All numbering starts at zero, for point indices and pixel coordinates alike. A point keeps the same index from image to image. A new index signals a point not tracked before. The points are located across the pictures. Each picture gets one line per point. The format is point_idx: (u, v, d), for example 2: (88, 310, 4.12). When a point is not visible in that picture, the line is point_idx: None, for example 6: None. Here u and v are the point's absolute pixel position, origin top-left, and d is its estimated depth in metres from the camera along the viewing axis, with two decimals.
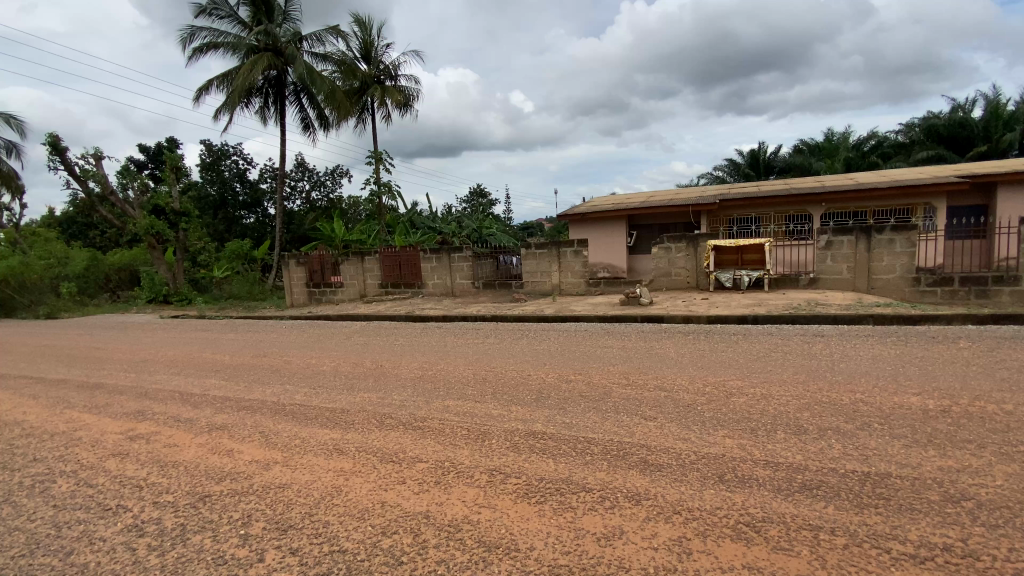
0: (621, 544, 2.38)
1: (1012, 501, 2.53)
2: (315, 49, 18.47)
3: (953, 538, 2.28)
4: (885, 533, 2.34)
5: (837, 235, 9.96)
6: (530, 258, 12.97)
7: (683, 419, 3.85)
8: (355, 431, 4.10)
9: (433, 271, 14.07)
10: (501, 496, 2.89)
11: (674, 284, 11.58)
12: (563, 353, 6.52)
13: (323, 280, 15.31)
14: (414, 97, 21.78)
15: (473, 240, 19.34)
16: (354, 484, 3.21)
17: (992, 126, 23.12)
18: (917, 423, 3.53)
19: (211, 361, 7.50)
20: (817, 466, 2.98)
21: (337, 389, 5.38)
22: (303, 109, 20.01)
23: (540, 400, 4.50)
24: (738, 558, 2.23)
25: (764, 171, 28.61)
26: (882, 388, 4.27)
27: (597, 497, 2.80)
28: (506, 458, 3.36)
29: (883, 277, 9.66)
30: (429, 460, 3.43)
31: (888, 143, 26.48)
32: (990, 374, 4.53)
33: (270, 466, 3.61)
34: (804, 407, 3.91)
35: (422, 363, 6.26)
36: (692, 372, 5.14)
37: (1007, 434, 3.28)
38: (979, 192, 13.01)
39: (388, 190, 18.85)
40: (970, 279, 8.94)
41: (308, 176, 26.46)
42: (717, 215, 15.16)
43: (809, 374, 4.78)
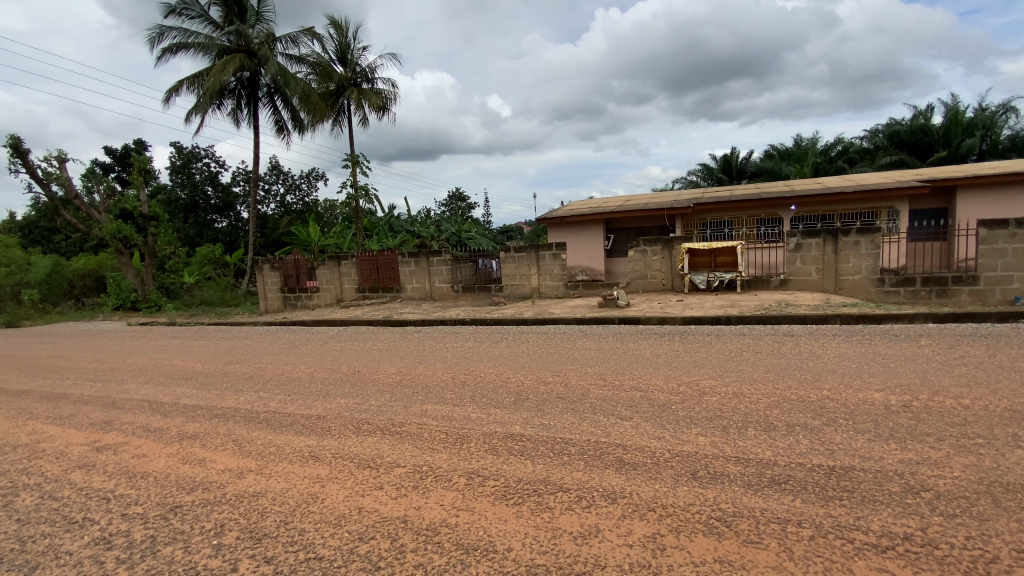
0: (596, 542, 2.42)
1: (968, 491, 2.66)
2: (290, 50, 18.23)
3: (913, 528, 2.38)
4: (848, 524, 2.44)
5: (806, 237, 10.28)
6: (509, 262, 13.03)
7: (657, 419, 3.92)
8: (332, 437, 4.06)
9: (412, 276, 14.00)
10: (480, 498, 2.90)
11: (650, 286, 11.78)
12: (541, 355, 6.57)
13: (299, 285, 15.07)
14: (391, 100, 21.64)
15: (452, 243, 19.28)
16: (330, 491, 3.18)
17: (951, 132, 24.16)
18: (880, 418, 3.67)
19: (183, 369, 7.32)
20: (786, 461, 3.08)
21: (313, 395, 5.30)
22: (277, 111, 19.71)
23: (519, 402, 4.54)
24: (710, 552, 2.29)
25: (737, 176, 29.24)
26: (848, 386, 4.42)
27: (573, 496, 2.84)
28: (484, 461, 3.37)
29: (850, 278, 9.99)
30: (407, 465, 3.41)
31: (853, 149, 27.45)
32: (947, 370, 4.73)
33: (244, 475, 3.55)
34: (774, 404, 4.03)
35: (400, 368, 6.22)
36: (667, 372, 5.24)
37: (965, 427, 3.44)
38: (938, 195, 13.58)
39: (365, 193, 18.69)
40: (931, 279, 9.31)
41: (283, 179, 26.08)
42: (691, 218, 15.50)
43: (779, 373, 4.91)
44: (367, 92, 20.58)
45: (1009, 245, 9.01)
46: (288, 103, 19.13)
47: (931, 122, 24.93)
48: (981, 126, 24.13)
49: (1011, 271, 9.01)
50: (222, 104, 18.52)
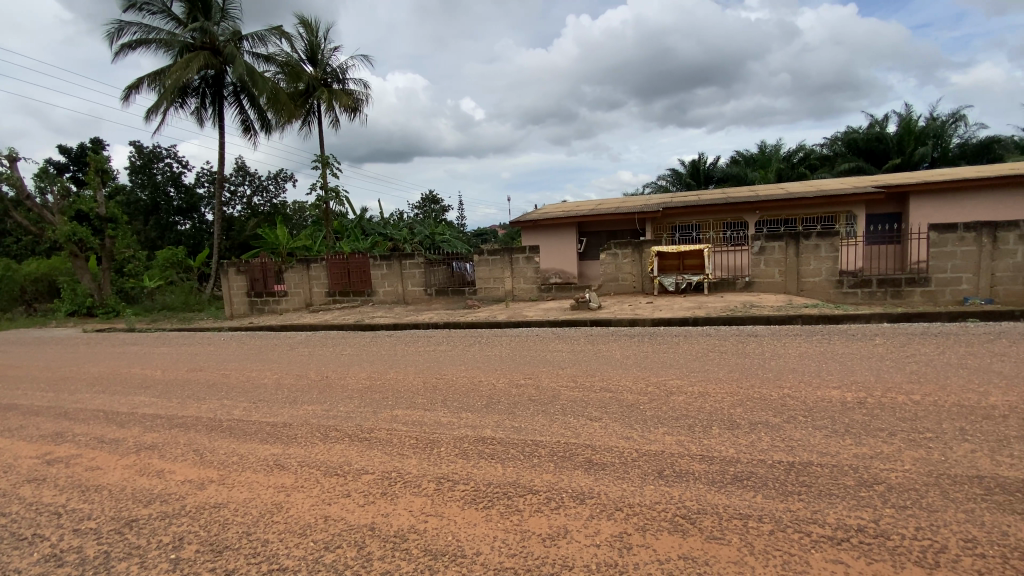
0: (565, 543, 2.43)
1: (917, 483, 2.79)
2: (257, 49, 17.80)
3: (866, 520, 2.48)
4: (806, 517, 2.52)
5: (769, 241, 10.61)
6: (483, 265, 13.00)
7: (626, 418, 3.99)
8: (298, 445, 3.96)
9: (384, 279, 13.84)
10: (449, 503, 2.88)
11: (621, 288, 11.94)
12: (513, 358, 6.58)
13: (266, 289, 14.71)
14: (363, 101, 21.37)
15: (425, 246, 19.12)
16: (295, 500, 3.10)
17: (904, 140, 25.38)
18: (837, 414, 3.81)
19: (141, 377, 7.03)
20: (748, 458, 3.17)
21: (279, 403, 5.16)
22: (244, 111, 19.23)
23: (490, 405, 4.53)
24: (675, 549, 2.33)
25: (704, 181, 29.95)
26: (808, 384, 4.58)
27: (543, 498, 2.85)
28: (454, 465, 3.35)
29: (811, 280, 10.35)
30: (375, 471, 3.36)
31: (814, 155, 28.49)
32: (900, 367, 4.96)
33: (205, 485, 3.43)
34: (737, 403, 4.15)
35: (370, 373, 6.13)
36: (636, 373, 5.33)
37: (914, 422, 3.61)
38: (892, 201, 14.23)
39: (336, 195, 18.38)
40: (886, 280, 9.73)
41: (249, 180, 25.44)
42: (661, 222, 15.81)
43: (743, 373, 5.04)
44: (337, 92, 20.27)
45: (958, 247, 9.48)
46: (255, 103, 18.68)
47: (886, 130, 26.12)
48: (932, 134, 25.40)
49: (960, 272, 9.47)
50: (185, 103, 17.95)
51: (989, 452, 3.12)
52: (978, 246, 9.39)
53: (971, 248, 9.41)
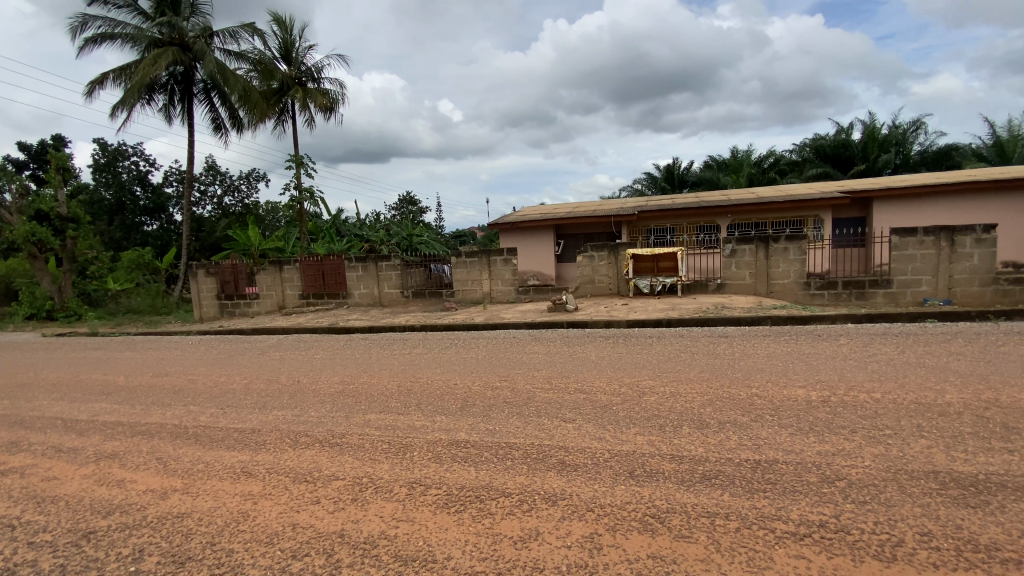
0: (536, 545, 2.44)
1: (877, 479, 2.89)
2: (228, 45, 17.38)
3: (828, 516, 2.55)
4: (771, 514, 2.58)
5: (741, 244, 10.87)
6: (461, 267, 12.94)
7: (599, 419, 4.03)
8: (267, 451, 3.87)
9: (359, 281, 13.64)
10: (421, 508, 2.85)
11: (598, 290, 12.04)
12: (489, 361, 6.56)
13: (236, 291, 14.36)
14: (338, 101, 21.07)
15: (402, 248, 18.92)
16: (262, 508, 3.03)
17: (869, 147, 26.33)
18: (802, 413, 3.91)
19: (103, 383, 6.76)
20: (716, 457, 3.23)
21: (248, 409, 5.03)
22: (214, 109, 18.77)
23: (465, 408, 4.51)
24: (644, 549, 2.36)
25: (678, 185, 30.46)
26: (775, 383, 4.71)
27: (515, 501, 2.85)
28: (426, 469, 3.32)
29: (780, 282, 10.63)
30: (346, 477, 3.31)
31: (784, 160, 29.30)
32: (863, 367, 5.13)
33: (167, 495, 3.32)
34: (707, 403, 4.22)
35: (343, 377, 6.03)
36: (611, 374, 5.40)
37: (875, 419, 3.74)
38: (857, 205, 14.73)
39: (310, 196, 18.07)
40: (851, 283, 10.06)
41: (220, 180, 24.82)
42: (636, 225, 16.03)
43: (714, 373, 5.14)
44: (312, 91, 19.95)
45: (918, 251, 9.86)
46: (227, 101, 18.24)
47: (852, 137, 27.05)
48: (894, 141, 26.40)
49: (920, 275, 9.85)
50: (153, 99, 17.42)
51: (944, 448, 3.25)
52: (936, 249, 9.78)
53: (930, 252, 9.80)
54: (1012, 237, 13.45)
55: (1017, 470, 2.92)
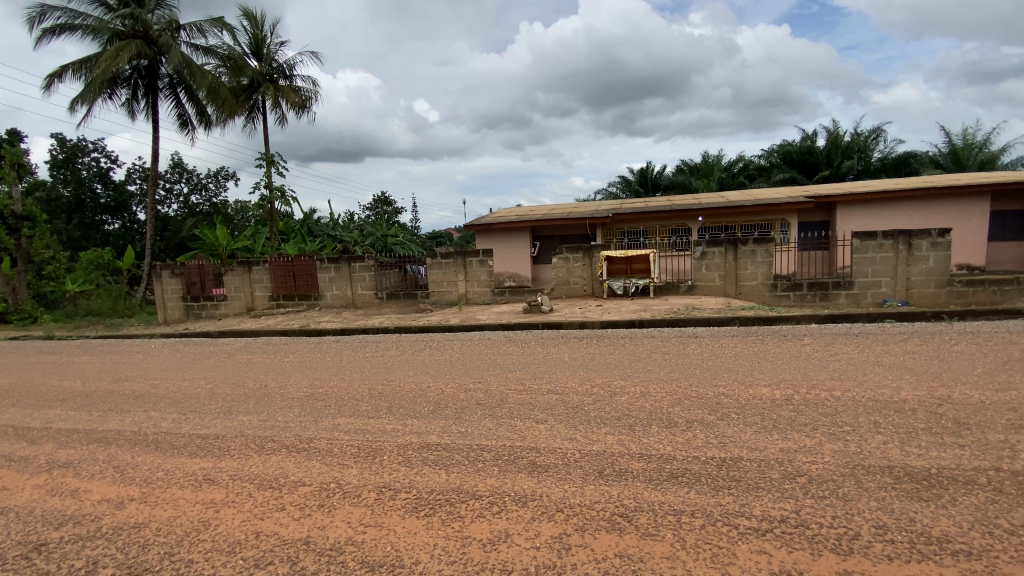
0: (505, 547, 2.43)
1: (835, 474, 2.99)
2: (195, 39, 16.87)
3: (789, 511, 2.63)
4: (735, 511, 2.64)
5: (711, 246, 11.11)
6: (436, 268, 12.85)
7: (571, 420, 4.05)
8: (230, 458, 3.77)
9: (332, 282, 13.39)
10: (390, 513, 2.81)
11: (573, 292, 12.13)
12: (463, 362, 6.53)
13: (203, 293, 13.97)
14: (311, 98, 20.70)
15: (377, 249, 18.68)
16: (225, 516, 2.94)
17: (832, 154, 27.27)
18: (767, 411, 4.02)
19: (58, 389, 6.46)
20: (683, 455, 3.29)
21: (212, 414, 4.88)
22: (181, 104, 18.21)
23: (437, 411, 4.47)
24: (612, 548, 2.38)
25: (652, 188, 30.96)
26: (741, 381, 4.83)
27: (485, 503, 2.84)
28: (396, 474, 3.28)
29: (748, 283, 10.90)
30: (313, 483, 3.24)
31: (753, 165, 30.11)
32: (825, 366, 5.30)
33: (124, 504, 3.19)
34: (676, 402, 4.29)
35: (312, 381, 5.90)
36: (583, 374, 5.45)
37: (835, 417, 3.86)
38: (821, 209, 15.23)
39: (281, 195, 17.67)
40: (815, 284, 10.41)
41: (186, 177, 24.08)
42: (610, 227, 16.22)
43: (683, 373, 5.24)
44: (284, 88, 19.54)
45: (877, 253, 10.25)
46: (194, 96, 17.71)
47: (816, 144, 27.96)
48: (857, 149, 27.41)
49: (880, 277, 10.25)
50: (115, 94, 16.77)
51: (899, 443, 3.38)
52: (895, 252, 10.19)
53: (889, 255, 10.21)
54: (965, 241, 14.09)
55: (966, 464, 3.06)
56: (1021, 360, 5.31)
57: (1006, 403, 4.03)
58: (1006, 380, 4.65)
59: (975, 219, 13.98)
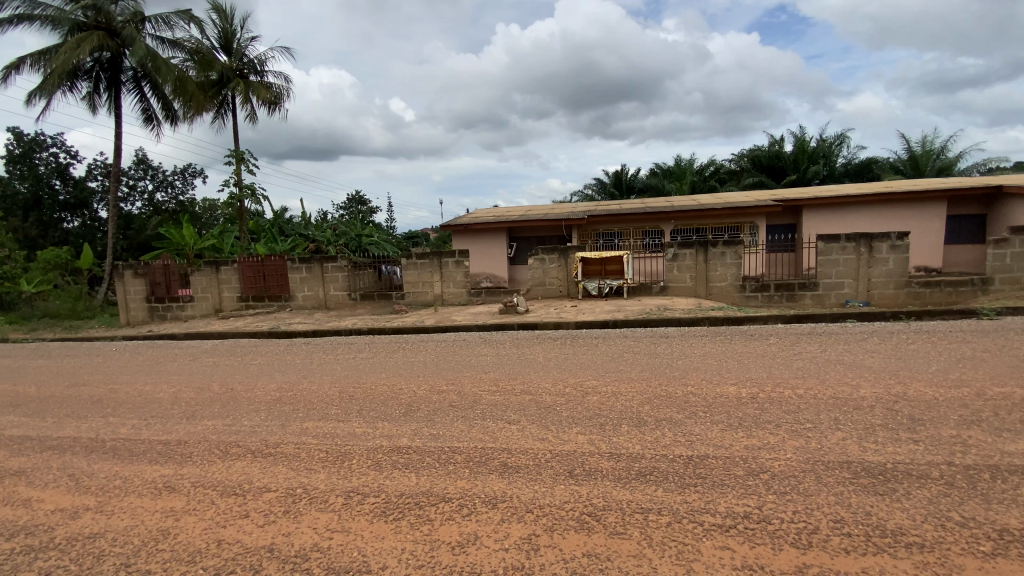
0: (474, 550, 2.42)
1: (796, 470, 3.08)
2: (161, 32, 16.32)
3: (752, 507, 2.69)
4: (700, 508, 2.70)
5: (682, 248, 11.31)
6: (411, 269, 12.72)
7: (543, 420, 4.06)
8: (193, 464, 3.65)
9: (303, 283, 13.13)
10: (358, 518, 2.77)
11: (548, 292, 12.20)
12: (437, 364, 6.49)
13: (168, 293, 13.53)
14: (283, 95, 20.29)
15: (351, 249, 18.40)
16: (185, 524, 2.85)
17: (799, 159, 28.11)
18: (733, 409, 4.11)
19: (9, 395, 6.15)
20: (652, 454, 3.34)
21: (174, 419, 4.72)
22: (145, 99, 17.61)
23: (409, 413, 4.42)
24: (580, 547, 2.40)
25: (626, 190, 31.38)
26: (710, 380, 4.94)
27: (454, 506, 2.83)
28: (365, 478, 3.23)
29: (718, 284, 11.14)
30: (278, 489, 3.17)
31: (724, 168, 30.83)
32: (789, 365, 5.46)
33: (79, 514, 3.06)
34: (646, 401, 4.36)
35: (281, 384, 5.76)
36: (556, 375, 5.48)
37: (797, 414, 3.98)
38: (788, 213, 15.69)
39: (251, 193, 17.23)
40: (782, 285, 10.72)
41: (151, 174, 23.28)
42: (586, 229, 16.38)
43: (654, 372, 5.32)
44: (255, 84, 19.08)
45: (841, 255, 10.61)
46: (160, 91, 17.13)
47: (784, 149, 28.79)
48: (822, 154, 28.32)
49: (843, 278, 10.61)
50: (75, 86, 16.09)
51: (858, 439, 3.51)
52: (856, 255, 10.56)
53: (851, 257, 10.57)
54: (923, 244, 14.71)
55: (920, 459, 3.19)
56: (972, 357, 5.58)
57: (958, 400, 4.22)
58: (958, 377, 4.87)
59: (932, 222, 14.60)
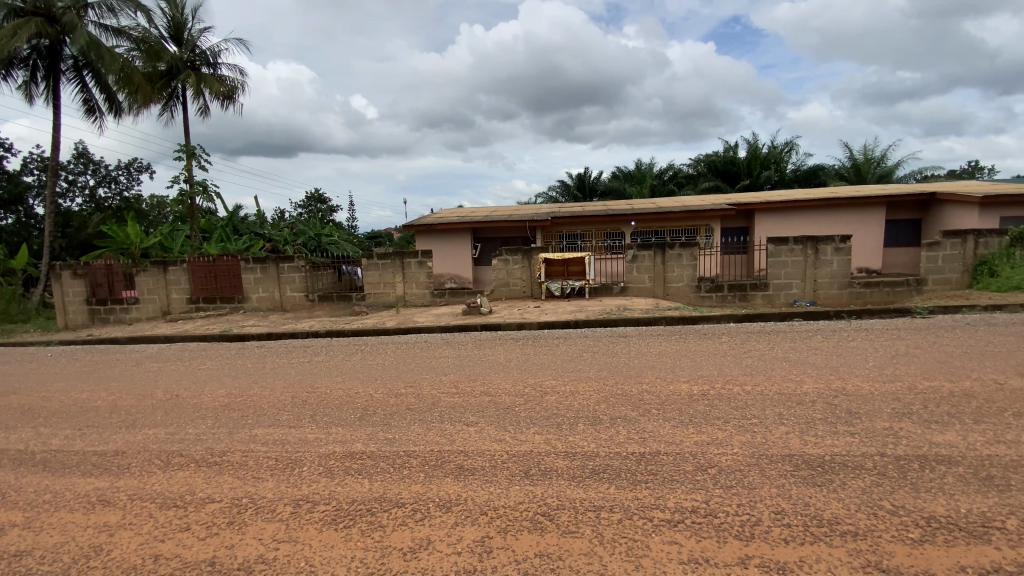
0: (426, 555, 2.40)
1: (740, 464, 3.20)
2: (104, 19, 15.39)
3: (700, 501, 2.78)
4: (651, 504, 2.76)
5: (641, 250, 11.58)
6: (372, 269, 12.49)
7: (501, 421, 4.07)
8: (131, 476, 3.46)
9: (258, 284, 12.67)
10: (307, 527, 2.69)
11: (512, 293, 12.22)
12: (397, 366, 6.40)
13: (111, 295, 12.77)
14: (238, 89, 19.56)
15: (310, 248, 17.89)
16: (120, 539, 2.69)
17: (752, 165, 29.28)
18: (685, 406, 4.23)
19: None
20: (605, 452, 3.40)
21: (112, 428, 4.46)
22: (87, 89, 16.59)
23: (364, 418, 4.33)
24: (533, 547, 2.41)
25: (589, 193, 31.88)
26: (664, 378, 5.07)
27: (408, 511, 2.78)
28: (315, 485, 3.14)
29: (675, 285, 11.45)
30: (223, 499, 3.04)
31: (683, 173, 31.76)
32: (739, 362, 5.68)
33: (2, 532, 2.84)
34: (603, 400, 4.43)
35: (231, 390, 5.53)
36: (516, 375, 5.50)
37: (745, 410, 4.13)
38: (741, 216, 16.32)
39: (203, 190, 16.49)
40: (735, 286, 11.14)
41: (92, 169, 21.95)
42: (550, 230, 16.51)
43: (611, 371, 5.41)
44: (207, 77, 18.31)
45: (789, 257, 11.10)
46: (103, 81, 16.18)
47: (738, 155, 29.93)
48: (773, 160, 29.59)
49: (791, 279, 11.11)
50: (8, 74, 14.99)
51: (800, 432, 3.68)
52: (804, 257, 11.08)
53: (799, 258, 11.08)
54: (864, 246, 15.56)
55: (856, 450, 3.38)
56: (904, 353, 5.94)
57: (891, 394, 4.49)
58: (893, 372, 5.18)
59: (872, 225, 15.47)
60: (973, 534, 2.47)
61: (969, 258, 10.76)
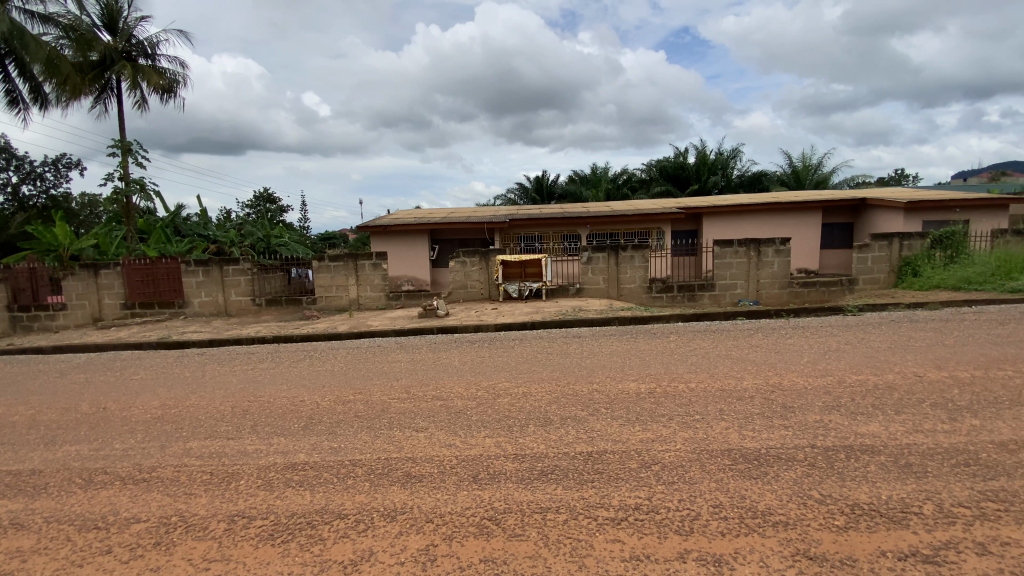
0: (367, 566, 2.34)
1: (682, 460, 3.30)
2: (29, 5, 14.27)
3: (643, 498, 2.85)
4: (596, 503, 2.80)
5: (595, 252, 11.79)
6: (324, 272, 12.15)
7: (451, 426, 4.04)
8: (48, 497, 3.20)
9: (200, 287, 12.04)
10: (241, 543, 2.57)
11: (469, 295, 12.17)
12: (347, 372, 6.23)
13: (35, 301, 11.83)
14: (179, 82, 18.57)
15: (258, 250, 17.16)
16: (31, 567, 2.48)
17: (701, 170, 30.39)
18: (632, 405, 4.33)
19: None
20: (553, 453, 3.43)
21: (28, 446, 4.11)
22: (8, 78, 15.33)
23: (308, 427, 4.18)
24: (477, 553, 2.40)
25: (547, 196, 32.24)
26: (613, 377, 5.18)
27: (350, 522, 2.71)
28: (253, 499, 3.01)
29: (628, 285, 11.74)
30: (151, 518, 2.86)
31: (636, 177, 32.59)
32: (685, 360, 5.88)
33: None
34: (554, 401, 4.47)
35: (165, 401, 5.22)
36: (469, 378, 5.47)
37: (689, 407, 4.27)
38: (690, 219, 16.93)
39: (140, 187, 15.54)
40: (684, 286, 11.58)
41: (13, 164, 20.30)
42: (507, 232, 16.54)
43: (563, 372, 5.47)
44: (145, 68, 17.28)
45: (733, 258, 11.59)
46: (27, 70, 14.99)
47: (688, 160, 31.00)
48: (721, 166, 30.81)
49: (736, 279, 11.61)
50: None
51: (739, 427, 3.84)
52: (747, 258, 11.60)
53: (743, 260, 11.59)
54: (803, 248, 16.46)
55: (789, 443, 3.55)
56: (834, 349, 6.32)
57: (821, 388, 4.76)
58: (825, 366, 5.50)
59: (810, 228, 16.38)
60: (893, 519, 2.65)
61: (895, 259, 11.57)
